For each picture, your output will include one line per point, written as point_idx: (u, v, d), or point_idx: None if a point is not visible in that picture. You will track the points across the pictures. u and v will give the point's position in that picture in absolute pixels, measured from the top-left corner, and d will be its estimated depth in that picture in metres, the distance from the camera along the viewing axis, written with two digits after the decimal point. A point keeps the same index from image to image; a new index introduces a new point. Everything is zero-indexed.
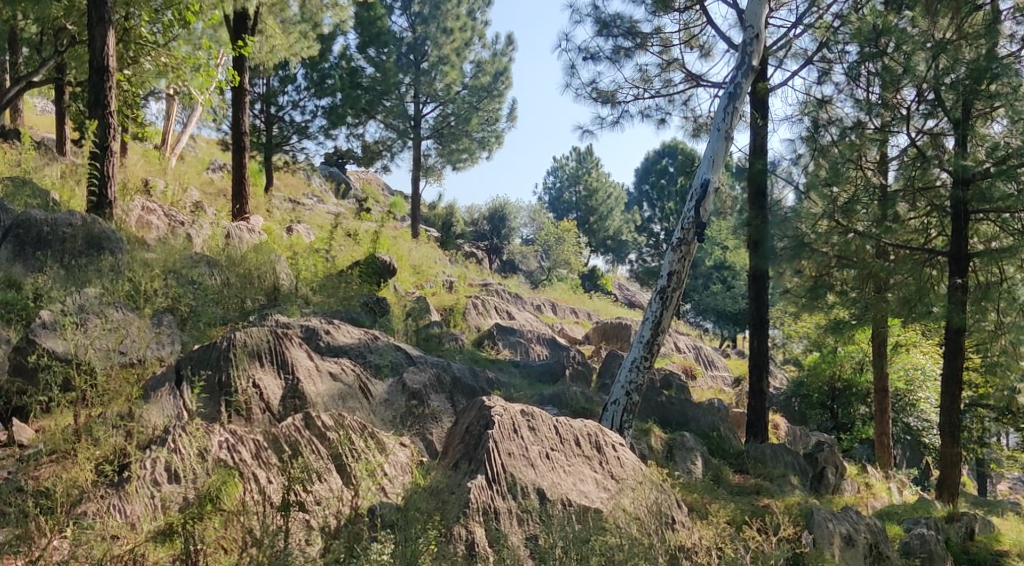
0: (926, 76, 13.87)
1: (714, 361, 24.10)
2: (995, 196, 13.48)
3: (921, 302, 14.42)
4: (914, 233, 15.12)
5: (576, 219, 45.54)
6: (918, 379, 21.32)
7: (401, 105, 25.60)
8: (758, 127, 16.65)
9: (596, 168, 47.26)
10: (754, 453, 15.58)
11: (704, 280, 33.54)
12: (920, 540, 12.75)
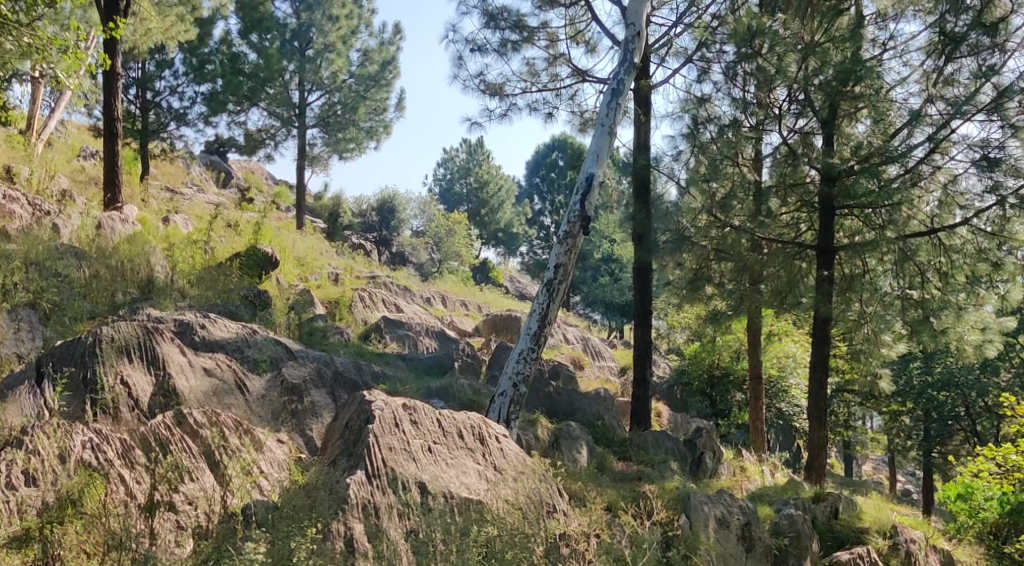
0: (797, 77, 14.23)
1: (602, 351, 24.35)
2: (859, 192, 13.87)
3: (791, 294, 15.40)
4: (787, 227, 15.51)
5: (467, 211, 45.60)
6: (790, 366, 22.13)
7: (284, 93, 25.34)
8: (641, 123, 16.90)
9: (487, 160, 47.42)
10: (637, 441, 15.86)
11: (593, 273, 33.92)
12: (788, 521, 13.15)
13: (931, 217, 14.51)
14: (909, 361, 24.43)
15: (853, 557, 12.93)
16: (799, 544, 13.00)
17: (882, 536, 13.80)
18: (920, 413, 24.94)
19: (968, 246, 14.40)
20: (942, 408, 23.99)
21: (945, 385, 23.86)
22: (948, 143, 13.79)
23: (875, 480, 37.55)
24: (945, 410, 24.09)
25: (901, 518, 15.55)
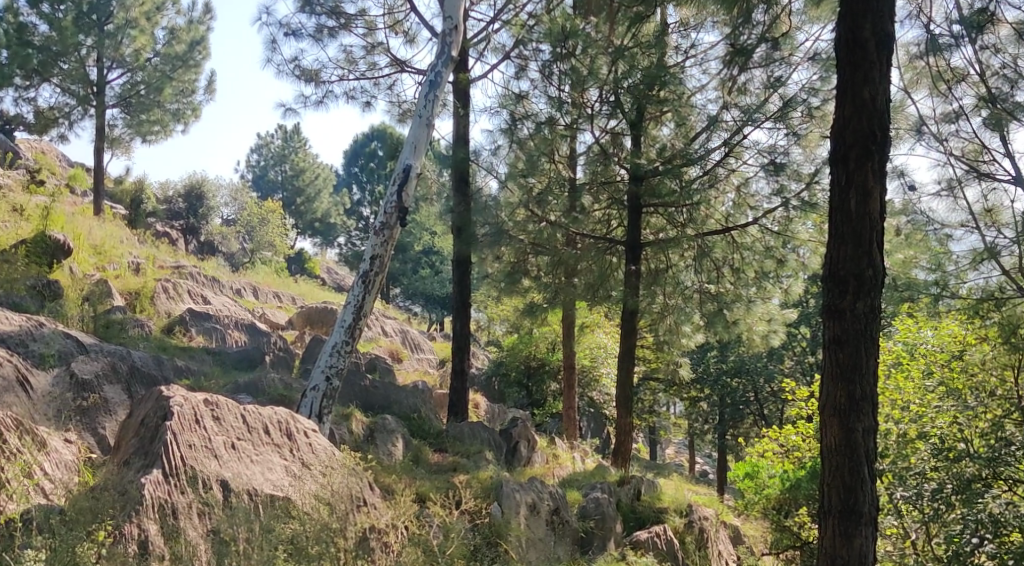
0: (607, 79, 14.23)
1: (420, 343, 24.11)
2: (663, 192, 14.29)
3: (602, 288, 15.50)
4: (598, 223, 15.66)
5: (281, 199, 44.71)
6: (601, 356, 22.47)
7: (79, 69, 23.81)
8: (460, 116, 16.77)
9: (303, 148, 46.57)
10: (452, 432, 15.74)
11: (412, 265, 33.69)
12: (594, 504, 13.40)
13: (728, 216, 14.89)
14: (707, 352, 26.60)
15: (651, 536, 13.25)
16: (603, 526, 13.22)
17: (678, 515, 14.27)
18: (716, 398, 26.69)
19: (757, 244, 14.89)
20: (735, 393, 26.03)
21: (737, 372, 25.91)
22: (740, 148, 14.25)
23: (676, 464, 38.87)
24: (737, 396, 26.11)
25: (697, 497, 16.02)
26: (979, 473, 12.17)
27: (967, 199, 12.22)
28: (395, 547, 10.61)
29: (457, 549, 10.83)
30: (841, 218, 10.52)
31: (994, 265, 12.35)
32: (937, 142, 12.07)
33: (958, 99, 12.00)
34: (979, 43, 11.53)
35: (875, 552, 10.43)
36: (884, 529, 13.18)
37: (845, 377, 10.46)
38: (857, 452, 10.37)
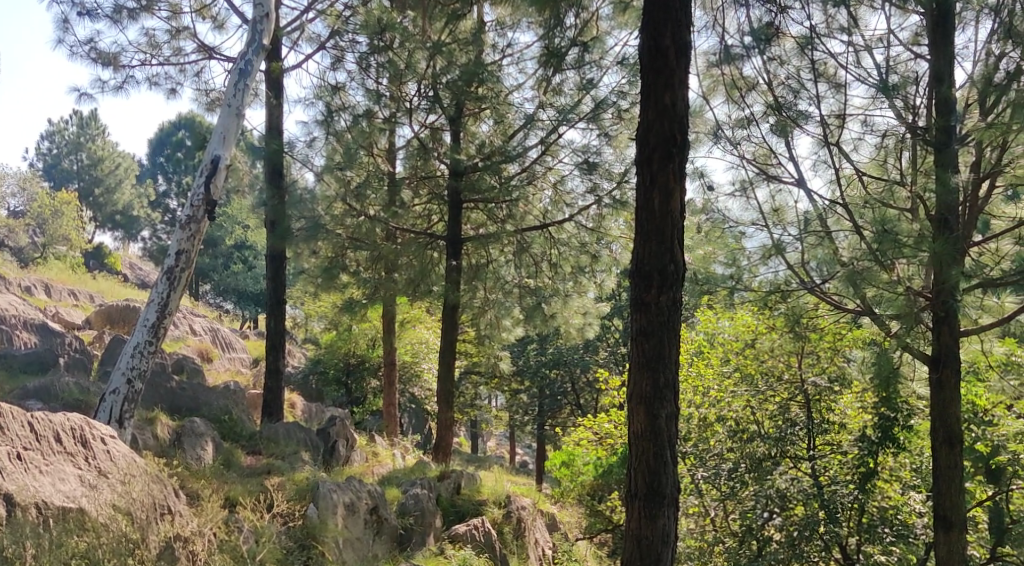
0: (425, 73, 13.93)
1: (232, 342, 23.18)
2: (483, 187, 14.00)
3: (423, 282, 15.12)
4: (419, 217, 15.39)
5: (79, 192, 42.66)
6: (422, 352, 22.03)
7: None
8: (272, 106, 16.03)
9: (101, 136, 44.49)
10: (267, 433, 14.98)
11: (223, 259, 32.50)
12: (413, 499, 12.91)
13: (545, 212, 14.77)
14: (527, 345, 26.50)
15: (470, 528, 12.86)
16: (423, 522, 12.78)
17: (497, 506, 13.91)
18: (536, 389, 26.75)
19: (572, 240, 14.78)
20: (553, 384, 26.16)
21: (556, 363, 25.99)
22: (556, 146, 14.21)
23: (496, 456, 38.99)
24: (555, 387, 26.18)
25: (516, 487, 15.71)
26: (769, 452, 13.14)
27: (758, 199, 12.14)
28: (204, 556, 10.05)
29: (270, 554, 10.74)
30: (646, 216, 10.36)
31: (781, 261, 12.02)
32: (729, 146, 12.04)
33: (749, 106, 11.89)
34: (767, 54, 11.51)
35: (676, 530, 10.26)
36: (687, 508, 13.91)
37: (649, 367, 10.29)
38: (661, 437, 10.18)
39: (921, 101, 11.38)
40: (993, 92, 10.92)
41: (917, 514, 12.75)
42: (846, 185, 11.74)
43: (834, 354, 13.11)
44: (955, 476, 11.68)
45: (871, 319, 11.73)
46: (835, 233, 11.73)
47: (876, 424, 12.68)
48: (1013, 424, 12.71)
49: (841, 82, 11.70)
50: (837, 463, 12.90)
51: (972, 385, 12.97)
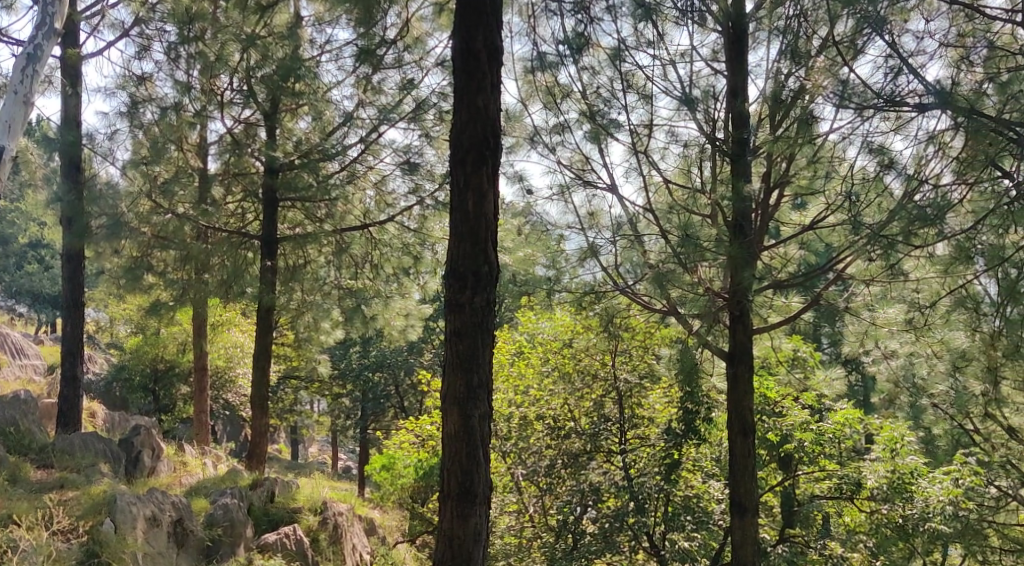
0: (238, 66, 12.81)
1: (24, 348, 21.82)
2: (299, 186, 13.36)
3: (236, 282, 13.90)
4: (233, 216, 14.34)
5: None
6: (236, 358, 21.10)
7: None
8: (68, 95, 14.91)
9: None
10: (60, 445, 13.72)
11: (19, 260, 30.70)
12: (223, 510, 12.06)
13: (367, 212, 14.17)
14: (349, 347, 25.82)
15: (279, 537, 12.30)
16: (233, 532, 11.98)
17: (313, 513, 13.23)
18: (359, 392, 26.03)
19: (396, 241, 14.28)
20: (377, 387, 25.47)
21: (379, 365, 25.29)
22: (377, 145, 13.62)
23: (318, 460, 37.96)
24: (378, 390, 25.54)
25: (333, 493, 15.02)
26: (585, 447, 13.02)
27: (575, 203, 11.93)
28: None
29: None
30: (460, 218, 10.01)
31: (597, 263, 11.78)
32: (546, 151, 11.71)
33: (564, 113, 11.62)
34: (580, 64, 11.26)
35: (488, 530, 9.91)
36: (505, 505, 13.62)
37: (463, 367, 9.92)
38: (473, 437, 9.82)
39: (722, 116, 11.34)
40: (784, 108, 10.69)
41: (717, 501, 12.64)
42: (653, 193, 11.72)
43: (644, 352, 13.07)
44: (750, 464, 11.72)
45: (676, 318, 11.71)
46: (644, 237, 11.44)
47: (680, 417, 12.70)
48: (799, 414, 13.10)
49: (649, 94, 11.34)
50: (646, 455, 12.78)
51: (764, 378, 13.38)
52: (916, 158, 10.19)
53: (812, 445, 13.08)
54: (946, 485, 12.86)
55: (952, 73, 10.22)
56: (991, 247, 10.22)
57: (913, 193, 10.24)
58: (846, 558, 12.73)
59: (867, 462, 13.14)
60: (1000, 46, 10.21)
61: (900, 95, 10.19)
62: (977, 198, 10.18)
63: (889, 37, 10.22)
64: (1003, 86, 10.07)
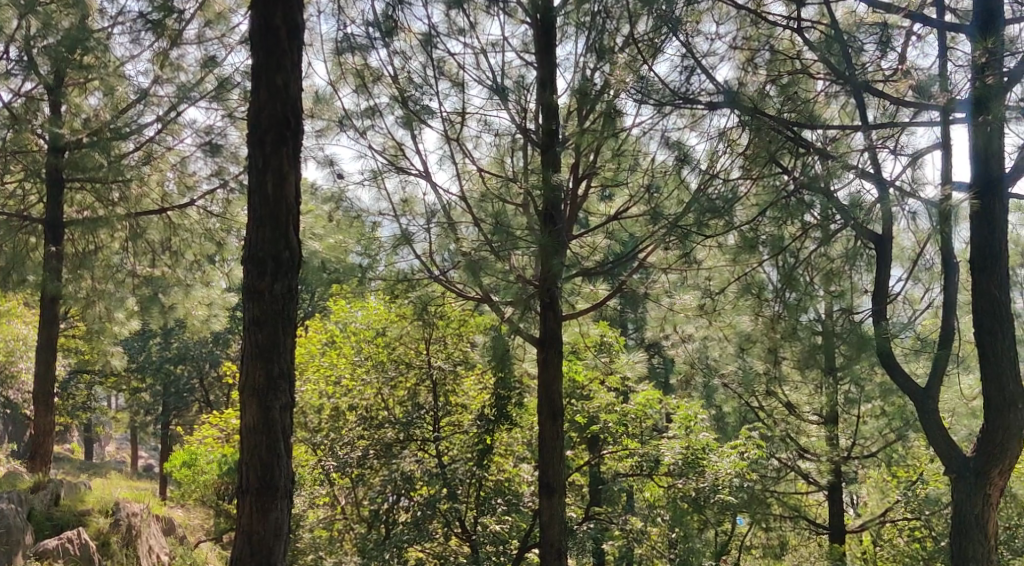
0: (15, 35, 11.96)
1: None
2: (88, 166, 12.22)
3: (16, 270, 13.18)
4: (12, 198, 13.27)
5: None
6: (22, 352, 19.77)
7: None
8: None
9: None
10: None
11: None
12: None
13: (167, 196, 13.26)
14: (149, 338, 24.58)
15: (61, 542, 11.46)
16: (8, 540, 11.08)
17: (102, 515, 12.40)
18: (159, 387, 24.93)
19: (197, 227, 13.50)
20: (178, 382, 24.52)
21: (180, 359, 24.25)
22: (177, 124, 12.74)
23: (115, 460, 36.31)
24: (180, 383, 24.57)
25: (126, 493, 14.18)
26: (398, 436, 12.47)
27: (388, 189, 11.34)
28: None
29: None
30: (258, 201, 9.45)
31: (411, 252, 11.21)
32: (355, 136, 11.05)
33: (375, 96, 10.98)
34: (390, 47, 10.80)
35: (289, 524, 9.40)
36: (316, 498, 13.05)
37: (263, 357, 9.37)
38: (274, 430, 9.28)
39: (532, 106, 11.09)
40: (589, 103, 10.35)
41: (528, 483, 12.66)
42: (466, 181, 11.36)
43: (458, 339, 12.66)
44: (558, 447, 11.58)
45: (489, 305, 11.49)
46: (458, 224, 11.05)
47: (491, 402, 12.46)
48: (605, 395, 13.10)
49: (462, 81, 10.88)
50: (459, 442, 12.51)
51: (572, 362, 13.27)
52: (708, 154, 10.29)
53: (616, 424, 13.11)
54: (733, 458, 13.37)
55: (739, 74, 10.25)
56: (771, 238, 10.37)
57: (706, 187, 10.29)
58: (645, 533, 12.96)
59: (665, 439, 13.31)
60: (781, 51, 10.37)
61: (692, 94, 10.24)
62: (761, 192, 10.31)
63: (684, 38, 10.17)
64: (784, 88, 10.26)
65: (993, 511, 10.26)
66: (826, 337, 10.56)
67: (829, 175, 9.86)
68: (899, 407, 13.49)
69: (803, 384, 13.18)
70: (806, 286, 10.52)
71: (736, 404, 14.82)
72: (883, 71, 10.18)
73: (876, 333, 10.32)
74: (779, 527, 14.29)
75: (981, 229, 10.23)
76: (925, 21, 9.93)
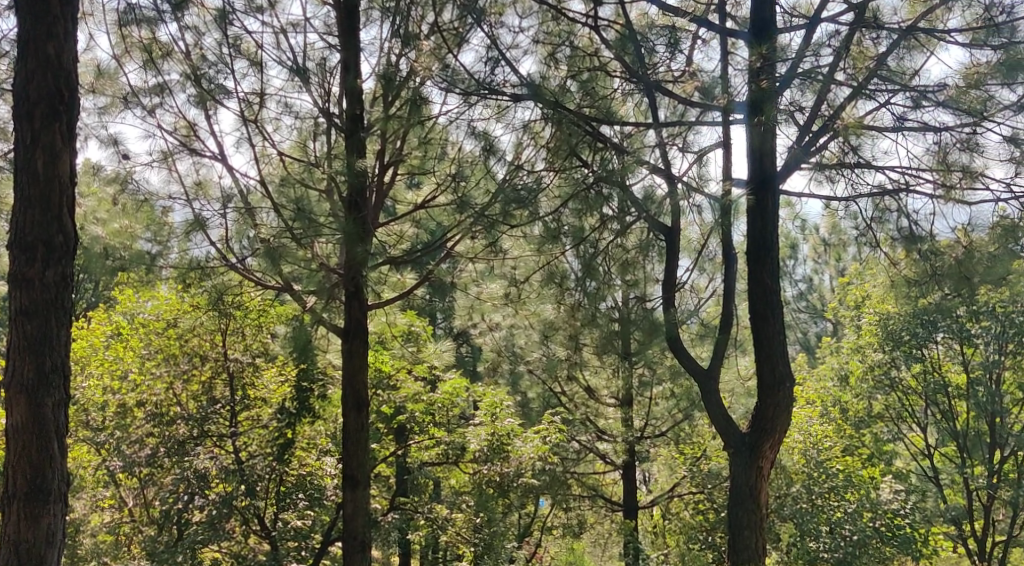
0: None
1: None
2: None
3: None
4: None
5: None
6: None
7: None
8: None
9: None
10: None
11: None
12: None
13: None
14: None
15: None
16: None
17: None
18: None
19: None
20: None
21: None
22: None
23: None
24: None
25: None
26: (190, 433, 11.84)
27: (180, 171, 10.69)
28: None
29: None
30: (26, 180, 8.80)
31: (204, 238, 10.54)
32: (142, 114, 10.44)
33: (164, 73, 10.41)
34: (180, 21, 10.23)
35: (64, 530, 8.81)
36: (102, 500, 12.46)
37: (32, 351, 8.72)
38: (46, 428, 8.67)
39: (335, 90, 10.76)
40: (394, 89, 10.10)
41: (332, 476, 12.21)
42: (265, 165, 10.84)
43: (258, 332, 12.16)
44: (363, 439, 11.29)
45: (290, 295, 11.06)
46: (258, 211, 10.49)
47: (292, 396, 12.15)
48: (413, 385, 12.87)
49: (260, 61, 10.40)
50: (258, 437, 12.05)
51: (377, 351, 12.91)
52: (514, 145, 10.14)
53: (422, 415, 13.01)
54: (536, 442, 13.19)
55: (542, 69, 10.12)
56: (572, 228, 10.31)
57: (513, 178, 10.17)
58: (451, 519, 12.83)
59: (472, 426, 13.22)
60: (581, 47, 10.28)
61: (495, 85, 10.05)
62: (563, 183, 10.19)
63: (487, 28, 10.03)
64: (583, 84, 10.16)
65: (765, 482, 10.42)
66: (623, 323, 10.71)
67: (624, 169, 9.73)
68: (687, 388, 13.51)
69: (601, 368, 13.22)
70: (605, 276, 10.49)
71: (540, 390, 14.84)
72: (672, 72, 10.38)
73: (666, 319, 10.58)
74: (579, 507, 14.55)
75: (755, 222, 10.47)
76: (708, 26, 10.18)
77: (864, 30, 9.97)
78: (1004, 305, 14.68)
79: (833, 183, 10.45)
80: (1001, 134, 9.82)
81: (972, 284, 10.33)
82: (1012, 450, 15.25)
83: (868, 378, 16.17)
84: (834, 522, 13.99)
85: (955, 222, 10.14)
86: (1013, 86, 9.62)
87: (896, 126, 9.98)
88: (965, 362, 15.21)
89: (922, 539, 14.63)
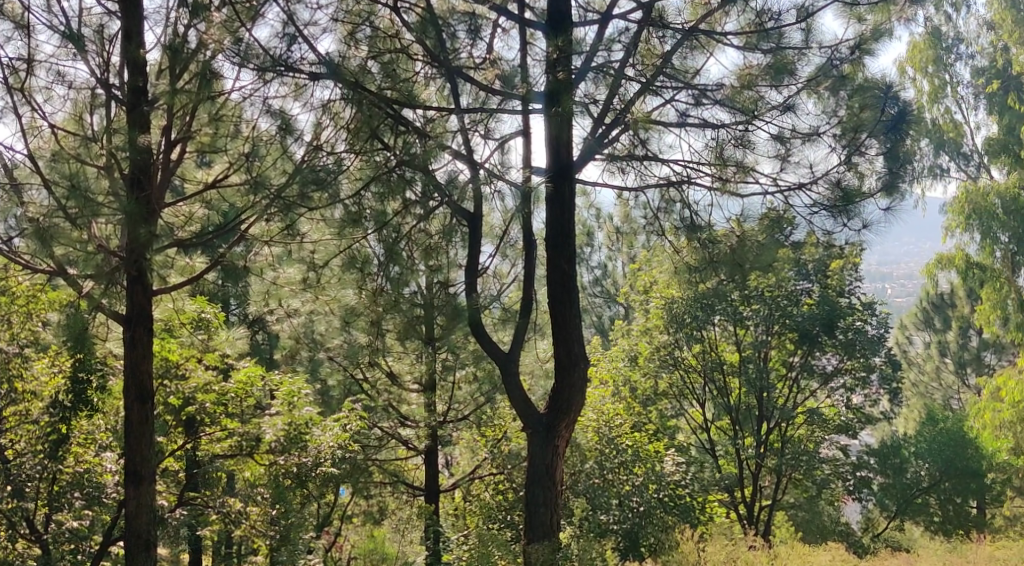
0: None
1: None
2: None
3: None
4: None
5: None
6: None
7: None
8: None
9: None
10: None
11: None
12: None
13: None
14: None
15: None
16: None
17: None
18: None
19: None
20: None
21: None
22: None
23: None
24: None
25: None
26: None
27: None
28: None
29: None
30: None
31: None
32: None
33: None
34: None
35: None
36: None
37: None
38: None
39: (114, 59, 10.04)
40: (181, 62, 9.45)
41: (111, 472, 11.53)
42: (33, 138, 9.92)
43: (26, 319, 11.06)
44: (147, 431, 10.55)
45: (63, 278, 10.15)
46: (25, 187, 9.67)
47: (66, 388, 11.20)
48: (203, 374, 12.19)
49: (28, 25, 9.56)
50: (27, 435, 11.16)
51: (164, 341, 12.15)
52: (313, 126, 9.62)
53: (213, 405, 12.39)
54: (336, 430, 12.82)
55: (341, 49, 9.58)
56: (374, 212, 9.78)
57: (312, 160, 9.60)
58: (245, 513, 12.13)
59: (267, 416, 12.65)
60: (382, 29, 9.80)
61: (291, 63, 9.51)
62: (364, 166, 9.66)
63: (284, 3, 9.44)
64: (385, 66, 9.76)
65: (561, 461, 10.35)
66: (426, 311, 10.31)
67: (427, 153, 9.58)
68: (490, 371, 13.19)
69: (403, 352, 12.78)
70: (408, 260, 10.10)
71: (340, 376, 13.84)
72: (474, 59, 9.97)
73: (469, 304, 10.28)
74: (377, 493, 13.94)
75: (553, 210, 10.27)
76: (507, 14, 9.94)
77: (651, 28, 9.98)
78: (772, 289, 15.57)
79: (626, 173, 10.44)
80: (769, 132, 9.88)
81: (744, 270, 10.36)
82: (778, 422, 15.72)
83: (654, 358, 16.00)
84: (622, 495, 13.74)
85: (729, 214, 10.26)
86: (781, 88, 9.71)
87: (679, 121, 9.99)
88: (737, 342, 15.84)
89: (699, 508, 14.69)
